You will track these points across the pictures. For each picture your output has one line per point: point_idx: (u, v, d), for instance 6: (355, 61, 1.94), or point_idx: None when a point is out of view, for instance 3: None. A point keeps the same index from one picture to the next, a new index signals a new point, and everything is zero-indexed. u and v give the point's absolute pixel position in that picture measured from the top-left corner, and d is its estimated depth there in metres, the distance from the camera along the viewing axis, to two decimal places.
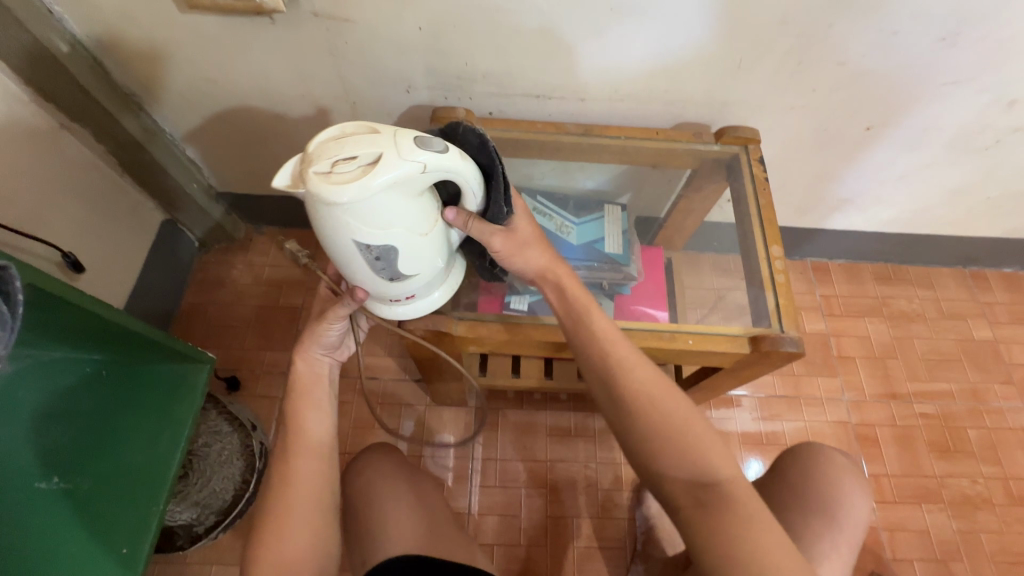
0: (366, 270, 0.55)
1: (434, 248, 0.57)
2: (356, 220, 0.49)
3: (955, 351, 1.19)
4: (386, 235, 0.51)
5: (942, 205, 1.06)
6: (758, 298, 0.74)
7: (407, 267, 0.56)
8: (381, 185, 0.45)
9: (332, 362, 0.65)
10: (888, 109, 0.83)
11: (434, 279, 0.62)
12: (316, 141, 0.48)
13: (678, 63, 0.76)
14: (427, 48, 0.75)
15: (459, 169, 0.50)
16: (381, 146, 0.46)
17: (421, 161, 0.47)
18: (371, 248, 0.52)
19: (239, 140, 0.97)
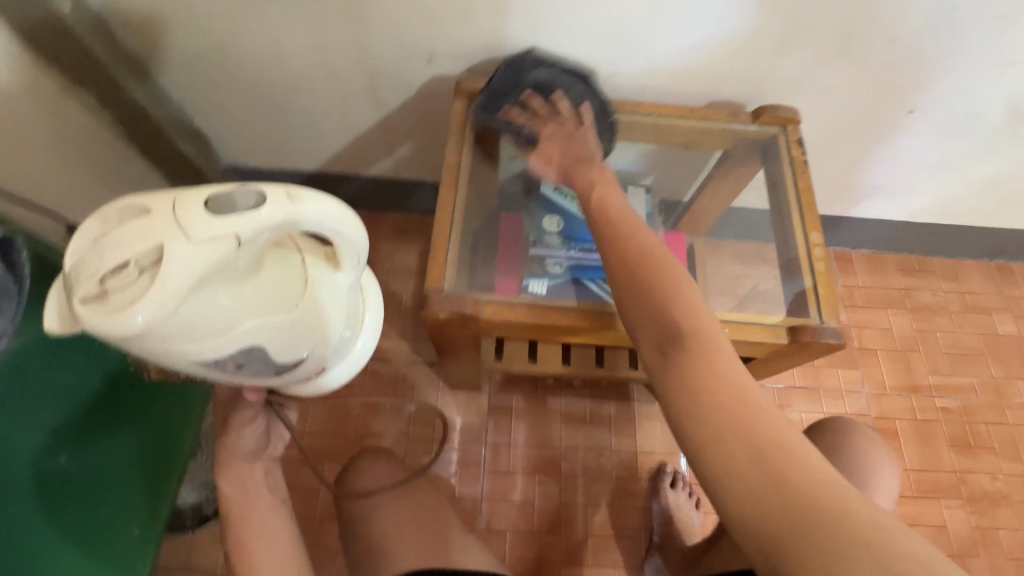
0: (235, 374, 0.52)
1: (307, 317, 0.53)
2: (179, 340, 0.43)
3: (979, 346, 1.17)
4: (234, 336, 0.47)
5: (978, 194, 1.02)
6: (797, 285, 0.70)
7: (286, 354, 0.53)
8: (179, 287, 0.38)
9: (264, 463, 0.70)
10: (935, 91, 0.79)
11: (336, 340, 0.59)
12: (72, 254, 0.40)
13: (717, 36, 0.71)
14: (454, 14, 0.71)
15: (301, 224, 0.43)
16: (157, 236, 0.38)
17: (229, 235, 0.39)
18: (227, 358, 0.48)
19: (248, 112, 0.94)
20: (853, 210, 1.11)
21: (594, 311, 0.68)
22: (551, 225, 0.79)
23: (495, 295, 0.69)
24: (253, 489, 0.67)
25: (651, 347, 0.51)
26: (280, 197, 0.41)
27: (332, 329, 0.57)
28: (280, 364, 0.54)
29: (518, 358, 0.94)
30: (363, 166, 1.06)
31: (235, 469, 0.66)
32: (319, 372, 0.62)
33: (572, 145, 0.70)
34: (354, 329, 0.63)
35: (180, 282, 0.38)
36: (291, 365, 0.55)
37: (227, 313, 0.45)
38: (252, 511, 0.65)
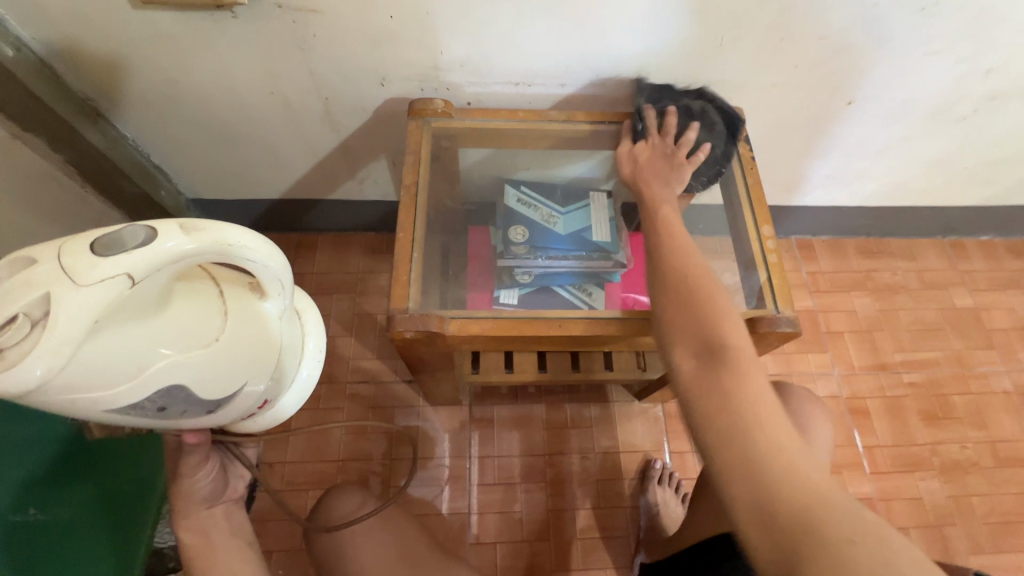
0: (165, 417, 0.52)
1: (233, 348, 0.53)
2: (90, 391, 0.43)
3: (938, 320, 1.21)
4: (153, 378, 0.46)
5: (923, 175, 1.07)
6: (752, 277, 0.73)
7: (217, 388, 0.53)
8: (73, 335, 0.38)
9: (228, 504, 0.74)
10: (868, 82, 0.83)
11: (270, 366, 0.60)
12: None
13: (659, 44, 0.74)
14: (401, 38, 0.72)
15: (202, 252, 0.44)
16: (43, 286, 0.37)
17: (119, 273, 0.39)
18: (150, 401, 0.48)
19: (188, 148, 0.93)
20: (806, 200, 1.15)
21: (559, 322, 0.69)
22: (516, 236, 0.80)
23: (461, 310, 0.70)
24: (216, 536, 0.71)
25: (690, 353, 0.50)
26: (173, 230, 0.42)
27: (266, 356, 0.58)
28: (213, 401, 0.54)
29: (494, 368, 0.95)
30: (327, 190, 1.07)
31: (195, 516, 0.70)
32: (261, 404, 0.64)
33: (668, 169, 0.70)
34: (290, 357, 0.65)
35: (73, 330, 0.38)
36: (227, 400, 0.56)
37: (143, 354, 0.45)
38: (218, 557, 0.70)
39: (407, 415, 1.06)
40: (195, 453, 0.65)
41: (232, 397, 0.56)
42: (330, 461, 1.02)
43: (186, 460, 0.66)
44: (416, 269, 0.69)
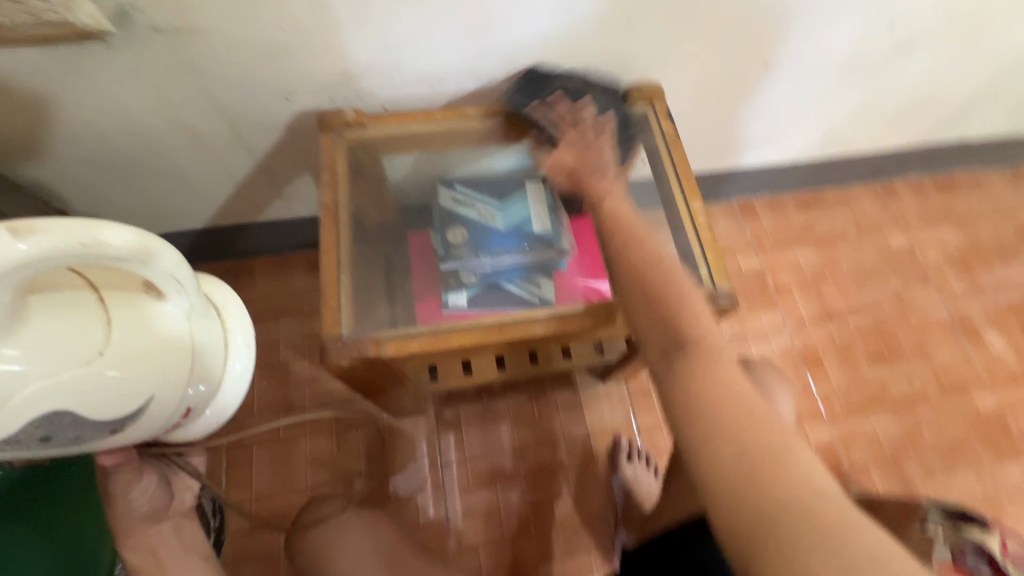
0: (63, 437, 0.50)
1: (133, 359, 0.50)
2: None
3: (878, 263, 1.26)
4: (28, 396, 0.44)
5: (846, 126, 1.09)
6: (687, 253, 0.73)
7: (119, 402, 0.50)
8: None
9: (176, 518, 0.75)
10: (782, 43, 0.83)
11: (189, 372, 0.57)
12: None
13: (569, 29, 0.72)
14: (297, 50, 0.68)
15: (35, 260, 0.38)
16: None
17: None
18: (33, 425, 0.46)
19: (100, 169, 0.83)
20: (742, 162, 1.16)
21: (499, 326, 0.68)
22: (455, 237, 0.78)
23: (397, 328, 0.68)
24: (165, 551, 0.72)
25: (654, 351, 0.54)
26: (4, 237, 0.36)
27: (177, 362, 0.54)
28: (116, 420, 0.51)
29: (452, 374, 0.93)
30: (254, 213, 1.01)
31: (140, 534, 0.71)
32: (191, 410, 0.61)
33: (587, 156, 0.69)
34: (217, 355, 0.61)
35: None
36: (136, 415, 0.53)
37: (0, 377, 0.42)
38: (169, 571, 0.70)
39: (370, 430, 1.04)
40: (122, 471, 0.66)
41: (144, 412, 0.53)
42: (296, 490, 0.99)
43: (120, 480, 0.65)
44: (345, 293, 0.67)
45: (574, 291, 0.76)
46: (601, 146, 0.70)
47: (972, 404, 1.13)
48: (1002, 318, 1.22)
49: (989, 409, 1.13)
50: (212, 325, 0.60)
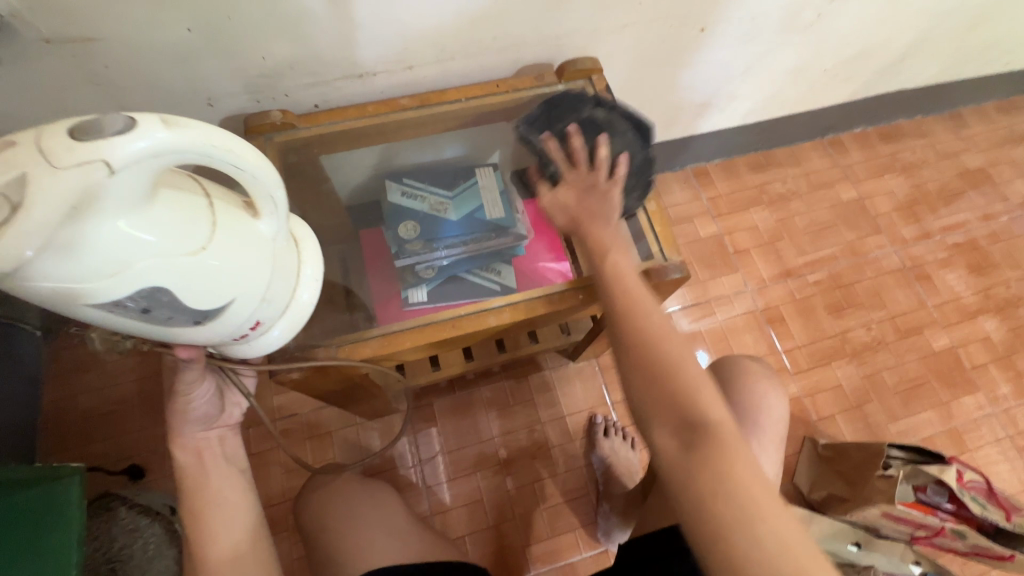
0: (147, 322, 0.43)
1: (233, 262, 0.45)
2: (67, 279, 0.36)
3: (830, 217, 1.29)
4: (136, 279, 0.38)
5: (790, 84, 1.10)
6: (637, 230, 0.72)
7: (213, 299, 0.45)
8: (53, 215, 0.33)
9: (221, 432, 0.60)
10: (715, 7, 0.83)
11: (268, 292, 0.50)
12: None
13: (498, 6, 0.70)
14: (211, 51, 0.64)
15: (181, 146, 0.36)
16: (22, 164, 0.32)
17: (96, 159, 0.32)
18: (130, 302, 0.40)
19: None
20: (693, 129, 1.16)
21: (454, 321, 0.67)
22: (408, 231, 0.76)
23: (350, 332, 0.66)
24: (209, 462, 0.59)
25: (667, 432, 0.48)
26: (152, 123, 0.34)
27: (265, 281, 0.49)
28: (202, 311, 0.45)
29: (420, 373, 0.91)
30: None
31: (190, 436, 0.58)
32: (257, 329, 0.52)
33: (589, 199, 0.60)
34: (289, 281, 0.53)
35: (52, 211, 0.32)
36: (217, 314, 0.46)
37: (121, 250, 0.37)
38: (212, 485, 0.57)
39: (343, 435, 1.02)
40: (193, 368, 0.53)
41: (224, 313, 0.47)
42: (273, 504, 0.97)
43: (184, 375, 0.53)
44: None
45: (538, 275, 0.75)
46: (606, 194, 0.60)
47: (927, 343, 1.18)
48: (951, 258, 1.26)
49: (942, 347, 1.18)
50: (292, 255, 0.54)
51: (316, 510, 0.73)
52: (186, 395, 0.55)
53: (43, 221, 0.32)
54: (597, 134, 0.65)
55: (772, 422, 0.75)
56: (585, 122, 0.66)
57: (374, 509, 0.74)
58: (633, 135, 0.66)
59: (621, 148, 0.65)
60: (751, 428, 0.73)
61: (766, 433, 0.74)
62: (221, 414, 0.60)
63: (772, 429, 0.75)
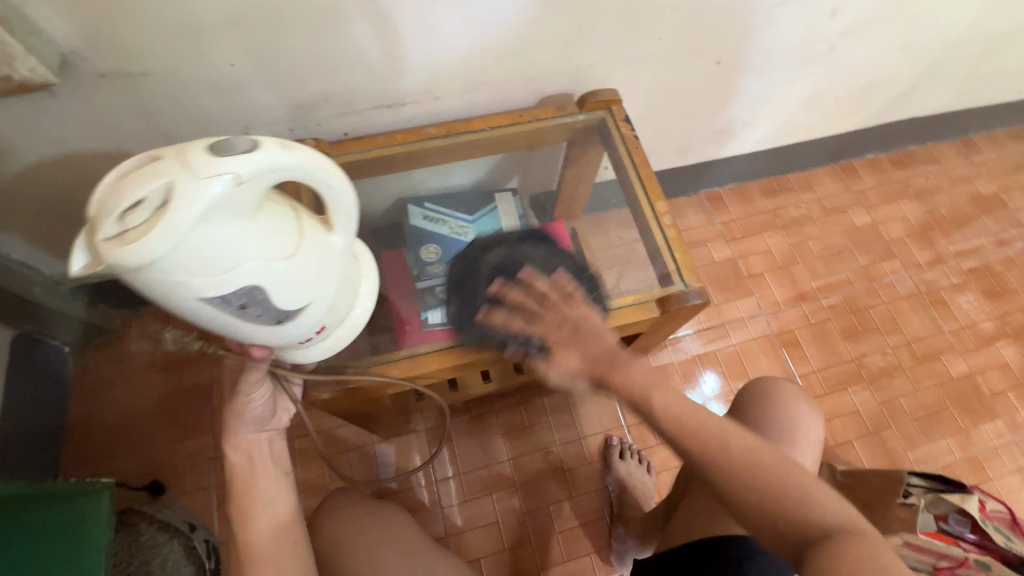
0: (238, 320, 0.48)
1: (313, 269, 0.50)
2: (186, 275, 0.41)
3: (844, 242, 1.29)
4: (239, 277, 0.44)
5: (804, 112, 1.12)
6: (655, 251, 0.74)
7: (293, 301, 0.49)
8: (188, 221, 0.37)
9: (270, 435, 0.62)
10: (731, 40, 0.86)
11: (337, 298, 0.55)
12: (91, 202, 0.40)
13: (521, 39, 0.73)
14: (251, 83, 0.67)
15: (289, 162, 0.42)
16: (166, 173, 0.38)
17: (229, 173, 0.38)
18: (231, 298, 0.45)
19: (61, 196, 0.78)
20: (707, 155, 1.18)
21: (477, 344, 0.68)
22: (429, 254, 0.78)
23: (376, 352, 0.68)
24: (260, 462, 0.60)
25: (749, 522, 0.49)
26: (272, 144, 0.41)
27: (335, 290, 0.54)
28: (284, 313, 0.49)
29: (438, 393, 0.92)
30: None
31: (241, 437, 0.59)
32: (320, 334, 0.57)
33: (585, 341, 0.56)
34: (351, 294, 0.59)
35: (187, 216, 0.37)
36: (295, 316, 0.51)
37: (231, 251, 0.42)
38: (259, 483, 0.59)
39: (360, 454, 1.03)
40: (258, 368, 0.56)
41: (301, 316, 0.51)
42: None
43: (249, 376, 0.57)
44: None
45: None
46: (592, 309, 0.61)
47: (944, 369, 1.17)
48: (966, 284, 1.26)
49: (960, 373, 1.17)
50: (354, 269, 0.59)
51: (338, 528, 0.73)
52: (246, 396, 0.57)
53: (182, 222, 0.37)
54: (519, 268, 0.68)
55: (810, 444, 0.76)
56: (500, 263, 0.70)
57: (393, 529, 0.75)
58: (547, 251, 0.73)
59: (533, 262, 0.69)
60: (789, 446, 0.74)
61: (804, 452, 0.74)
62: (272, 418, 0.62)
63: (811, 450, 0.75)
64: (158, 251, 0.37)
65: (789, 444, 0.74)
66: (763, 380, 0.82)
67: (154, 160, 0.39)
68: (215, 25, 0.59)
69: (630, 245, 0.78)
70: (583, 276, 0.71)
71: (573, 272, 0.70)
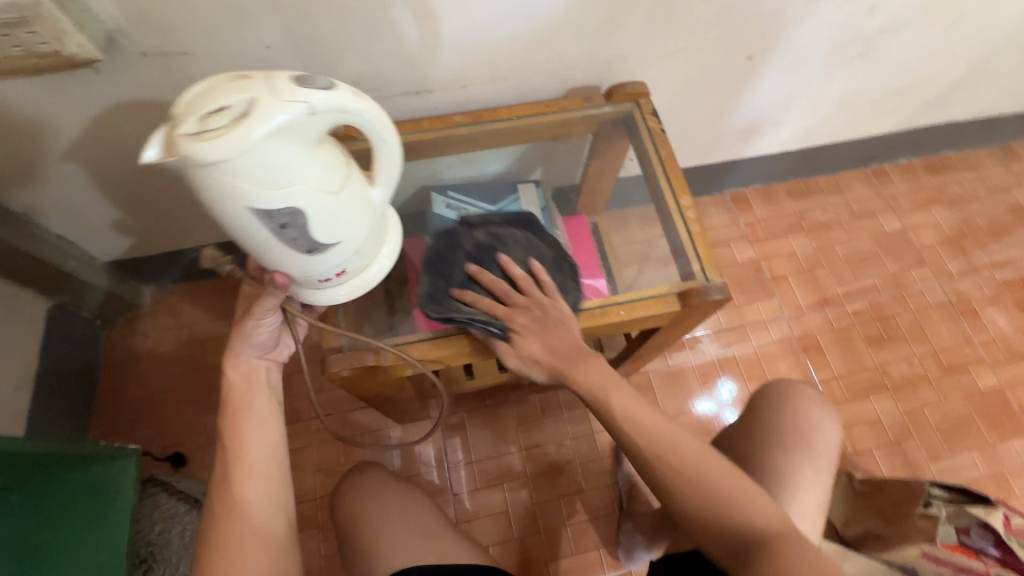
0: (274, 241, 0.50)
1: (351, 210, 0.52)
2: (243, 182, 0.43)
3: (872, 248, 1.27)
4: (287, 197, 0.46)
5: (836, 112, 1.10)
6: (678, 247, 0.74)
7: (329, 234, 0.51)
8: (260, 133, 0.40)
9: (269, 364, 0.60)
10: (764, 35, 0.84)
11: (364, 245, 0.57)
12: (176, 101, 0.43)
13: (550, 29, 0.73)
14: (285, 66, 0.69)
15: (355, 106, 0.45)
16: (251, 90, 0.41)
17: (305, 102, 0.42)
18: (275, 215, 0.47)
19: (99, 171, 0.81)
20: (734, 153, 1.16)
21: None
22: None
23: (396, 335, 0.69)
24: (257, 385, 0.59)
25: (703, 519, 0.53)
26: (347, 90, 0.45)
27: (366, 236, 0.56)
28: (318, 244, 0.51)
29: (454, 381, 0.92)
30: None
31: (241, 359, 0.58)
32: (340, 277, 0.58)
33: (551, 335, 0.63)
34: (377, 244, 0.60)
35: (261, 129, 0.40)
36: (327, 250, 0.53)
37: (287, 172, 0.45)
38: (253, 403, 0.57)
39: (374, 437, 1.05)
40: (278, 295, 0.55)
41: (331, 252, 0.53)
42: (305, 501, 1.00)
43: (265, 302, 0.55)
44: None
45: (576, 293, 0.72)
46: (561, 317, 0.63)
47: (973, 383, 1.14)
48: (1000, 296, 1.22)
49: (989, 387, 1.14)
50: (383, 224, 0.61)
51: (355, 503, 0.76)
52: (258, 318, 0.56)
53: (256, 132, 0.40)
54: (497, 254, 0.68)
55: (828, 450, 0.74)
56: (479, 246, 0.69)
57: (407, 509, 0.75)
58: (529, 236, 0.73)
59: (523, 256, 0.69)
60: (792, 447, 0.73)
61: (821, 458, 0.73)
62: (274, 351, 0.61)
63: (828, 455, 0.74)
64: (228, 154, 0.40)
65: (802, 445, 0.74)
66: (782, 385, 0.81)
67: (244, 79, 0.42)
68: (252, 8, 0.61)
69: (653, 242, 0.78)
70: (560, 265, 0.71)
71: (555, 260, 0.71)
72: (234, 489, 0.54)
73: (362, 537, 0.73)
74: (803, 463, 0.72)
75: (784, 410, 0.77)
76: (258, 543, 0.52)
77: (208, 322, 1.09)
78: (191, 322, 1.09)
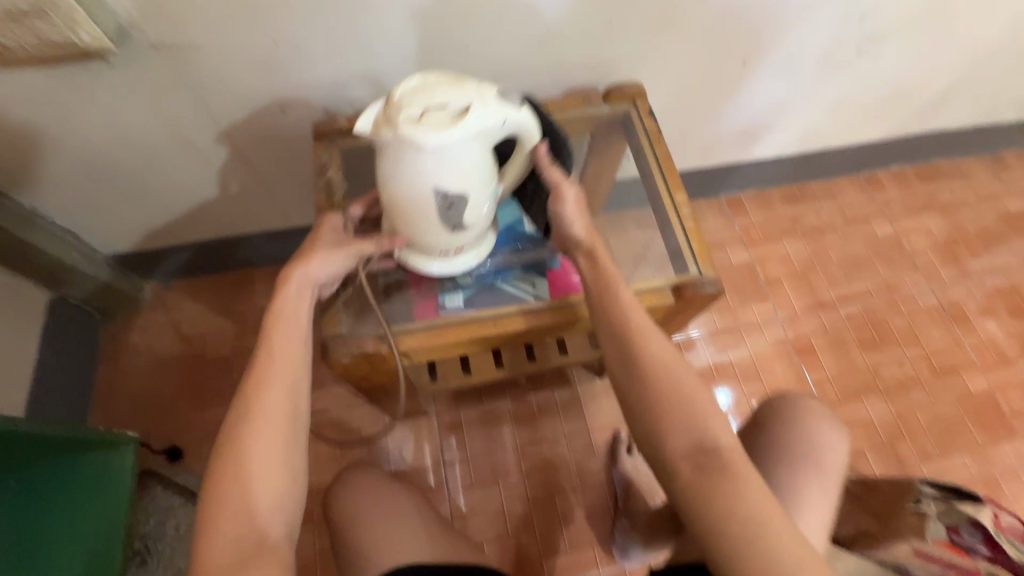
0: (435, 216, 0.60)
1: (491, 203, 0.63)
2: (438, 166, 0.54)
3: (866, 253, 1.28)
4: (463, 184, 0.57)
5: (829, 118, 1.12)
6: (675, 247, 0.75)
7: (474, 217, 0.62)
8: (469, 132, 0.52)
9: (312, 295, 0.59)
10: (759, 40, 0.87)
11: (483, 231, 0.67)
12: (398, 90, 0.54)
13: (550, 30, 0.75)
14: (290, 62, 0.71)
15: (529, 125, 0.58)
16: (467, 96, 0.52)
17: (502, 115, 0.54)
18: (448, 196, 0.57)
19: (108, 163, 0.82)
20: (733, 157, 1.19)
21: (493, 320, 0.71)
22: None
23: (395, 324, 0.70)
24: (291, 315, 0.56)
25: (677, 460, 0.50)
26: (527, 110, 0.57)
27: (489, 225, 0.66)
28: (463, 225, 0.61)
29: (451, 374, 0.92)
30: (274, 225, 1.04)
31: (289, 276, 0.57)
32: (454, 254, 0.68)
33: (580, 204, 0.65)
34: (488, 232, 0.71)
35: (471, 128, 0.52)
36: (465, 232, 0.63)
37: (470, 163, 0.56)
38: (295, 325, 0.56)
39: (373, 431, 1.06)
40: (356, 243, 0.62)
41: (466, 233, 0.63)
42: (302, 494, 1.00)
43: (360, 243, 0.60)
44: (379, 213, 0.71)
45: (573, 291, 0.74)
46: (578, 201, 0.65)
47: (963, 385, 1.15)
48: (990, 302, 1.24)
49: (980, 390, 1.15)
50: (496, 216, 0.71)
51: (353, 495, 0.77)
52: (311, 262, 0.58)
53: (469, 128, 0.52)
54: None
55: (839, 470, 0.73)
56: None
57: (405, 503, 0.77)
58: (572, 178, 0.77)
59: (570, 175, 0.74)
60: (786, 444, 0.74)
61: (831, 476, 0.71)
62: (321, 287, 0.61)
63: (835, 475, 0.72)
64: (447, 140, 0.51)
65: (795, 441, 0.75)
66: (795, 399, 0.79)
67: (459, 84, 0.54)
68: (259, 3, 0.63)
69: (650, 242, 0.79)
70: None
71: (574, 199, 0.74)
72: (257, 399, 0.52)
73: (359, 531, 0.73)
74: (813, 482, 0.70)
75: (793, 430, 0.75)
76: (274, 450, 0.50)
77: (209, 316, 1.10)
78: (190, 316, 1.10)
